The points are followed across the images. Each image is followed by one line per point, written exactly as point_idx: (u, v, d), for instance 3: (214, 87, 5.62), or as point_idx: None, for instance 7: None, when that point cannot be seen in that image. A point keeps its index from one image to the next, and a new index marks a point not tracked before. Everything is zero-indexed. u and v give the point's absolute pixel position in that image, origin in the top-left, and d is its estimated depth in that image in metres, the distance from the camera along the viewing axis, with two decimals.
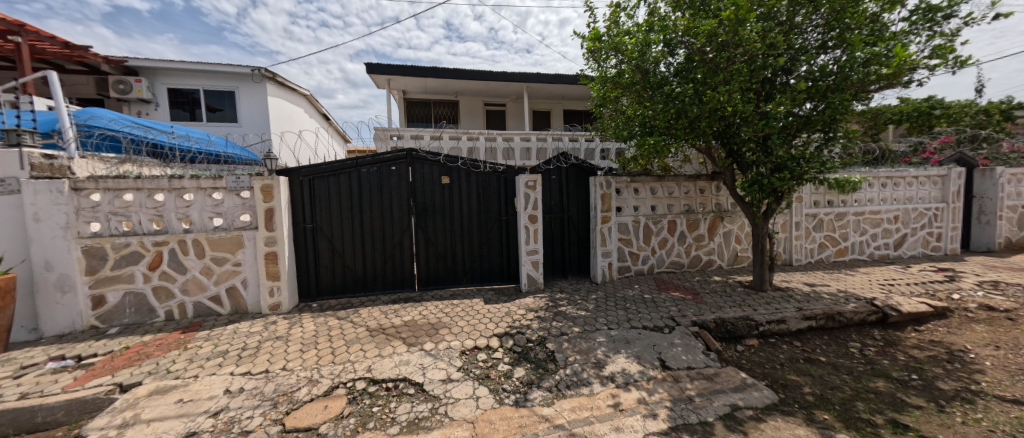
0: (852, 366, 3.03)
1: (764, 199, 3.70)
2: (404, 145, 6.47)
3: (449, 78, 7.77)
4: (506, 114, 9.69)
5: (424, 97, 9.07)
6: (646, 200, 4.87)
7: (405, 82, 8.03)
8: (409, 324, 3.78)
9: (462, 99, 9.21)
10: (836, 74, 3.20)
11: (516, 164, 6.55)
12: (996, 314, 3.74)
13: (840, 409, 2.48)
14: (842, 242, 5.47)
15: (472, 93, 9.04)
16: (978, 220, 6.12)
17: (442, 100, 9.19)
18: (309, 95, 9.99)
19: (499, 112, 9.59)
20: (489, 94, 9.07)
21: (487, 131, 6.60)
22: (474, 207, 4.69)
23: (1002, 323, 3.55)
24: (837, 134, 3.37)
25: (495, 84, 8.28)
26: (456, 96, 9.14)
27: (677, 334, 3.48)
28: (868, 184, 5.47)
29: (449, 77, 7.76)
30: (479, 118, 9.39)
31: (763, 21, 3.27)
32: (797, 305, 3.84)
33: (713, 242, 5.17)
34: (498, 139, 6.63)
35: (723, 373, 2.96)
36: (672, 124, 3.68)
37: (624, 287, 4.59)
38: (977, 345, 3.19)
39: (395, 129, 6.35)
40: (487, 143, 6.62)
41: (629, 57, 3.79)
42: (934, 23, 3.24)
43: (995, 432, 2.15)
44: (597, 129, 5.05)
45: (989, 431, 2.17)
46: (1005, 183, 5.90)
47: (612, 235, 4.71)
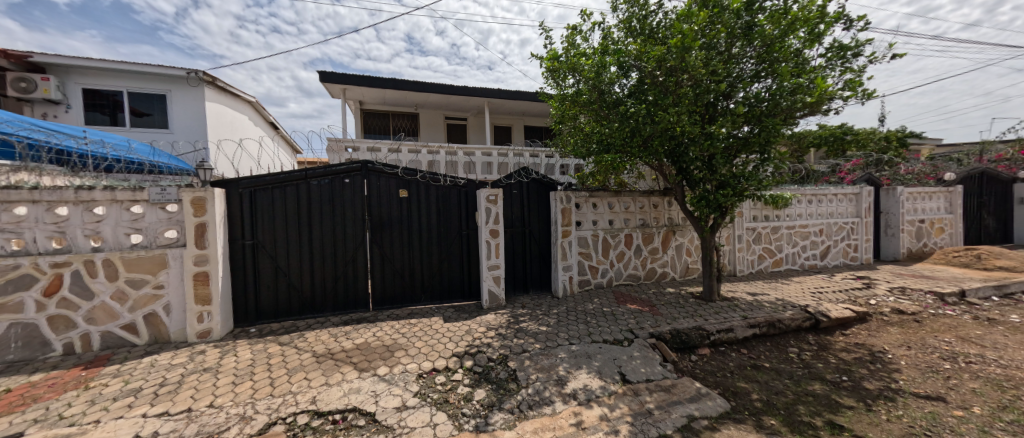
0: (792, 371, 3.25)
1: (710, 214, 3.91)
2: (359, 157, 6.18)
3: (408, 90, 7.66)
4: (467, 129, 9.74)
5: (383, 108, 8.87)
6: (604, 214, 4.99)
7: (361, 93, 7.80)
8: (362, 348, 3.51)
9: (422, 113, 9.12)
10: (768, 101, 3.48)
11: (477, 178, 6.47)
12: (905, 317, 4.21)
13: (785, 413, 2.70)
14: (778, 253, 5.96)
15: (432, 107, 8.98)
16: (886, 233, 6.95)
17: (401, 112, 9.02)
18: (256, 103, 9.38)
19: (460, 127, 9.62)
20: (450, 108, 9.08)
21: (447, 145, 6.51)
22: (433, 222, 4.55)
23: (910, 325, 4.00)
24: (771, 156, 3.66)
25: (456, 98, 8.30)
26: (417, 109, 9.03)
27: (635, 346, 3.56)
28: (797, 200, 6.04)
29: (408, 90, 7.65)
30: (439, 131, 9.34)
31: (706, 50, 3.54)
32: (743, 313, 4.05)
33: (666, 254, 5.41)
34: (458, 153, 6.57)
35: (680, 384, 3.07)
36: (627, 142, 3.85)
37: (584, 301, 4.58)
38: (893, 346, 3.55)
39: (350, 141, 6.08)
40: (447, 156, 6.51)
41: (586, 77, 3.91)
42: (845, 59, 3.66)
43: (913, 427, 2.45)
44: (557, 145, 5.10)
45: (909, 427, 2.46)
46: (904, 201, 6.80)
47: (572, 249, 4.73)
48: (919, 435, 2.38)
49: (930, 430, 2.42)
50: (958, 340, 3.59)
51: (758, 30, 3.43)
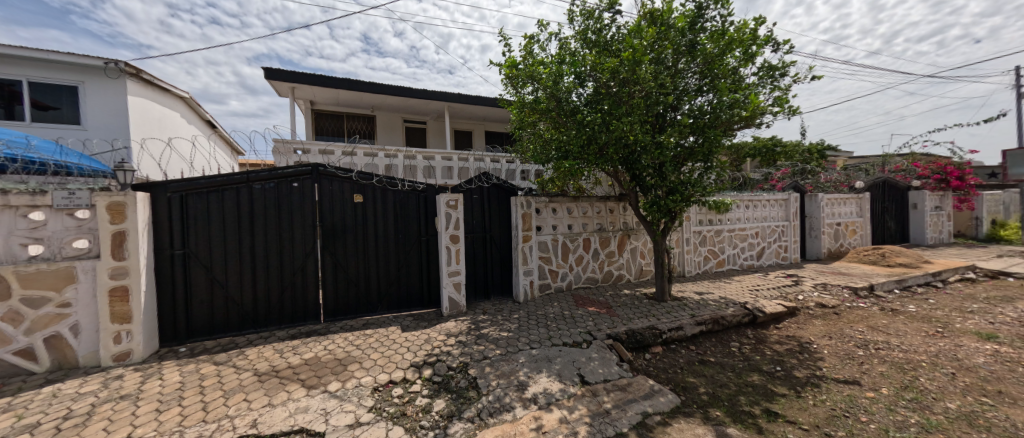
0: (734, 364, 3.49)
1: (662, 219, 4.12)
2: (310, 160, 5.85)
3: (363, 92, 7.40)
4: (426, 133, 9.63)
5: (338, 109, 8.51)
6: (563, 219, 5.09)
7: (312, 93, 7.43)
8: (311, 363, 3.28)
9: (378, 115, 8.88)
10: (710, 114, 3.73)
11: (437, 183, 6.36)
12: (827, 310, 4.69)
13: (729, 405, 2.90)
14: (721, 254, 6.42)
15: (390, 110, 8.75)
16: (810, 235, 7.73)
17: (357, 114, 8.70)
18: (190, 98, 8.64)
19: (418, 130, 9.49)
20: (408, 111, 8.93)
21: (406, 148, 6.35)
22: (390, 228, 4.40)
23: (831, 317, 4.46)
24: (713, 164, 3.94)
25: (415, 101, 8.16)
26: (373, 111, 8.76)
27: (593, 347, 3.64)
28: (736, 205, 6.56)
29: (363, 91, 7.39)
30: (397, 134, 9.15)
31: (655, 65, 3.75)
32: (691, 312, 4.29)
33: (622, 257, 5.63)
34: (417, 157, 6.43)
35: (635, 382, 3.18)
36: (584, 150, 3.97)
37: (545, 305, 4.62)
38: (817, 336, 3.94)
39: (300, 143, 5.75)
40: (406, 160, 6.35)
41: (544, 86, 4.00)
42: (774, 78, 4.02)
43: (835, 410, 2.75)
44: (517, 151, 5.14)
45: (832, 410, 2.76)
46: (824, 206, 7.62)
47: (533, 254, 4.78)
48: (840, 417, 2.67)
49: (848, 411, 2.73)
50: (867, 328, 4.07)
51: (700, 48, 3.71)
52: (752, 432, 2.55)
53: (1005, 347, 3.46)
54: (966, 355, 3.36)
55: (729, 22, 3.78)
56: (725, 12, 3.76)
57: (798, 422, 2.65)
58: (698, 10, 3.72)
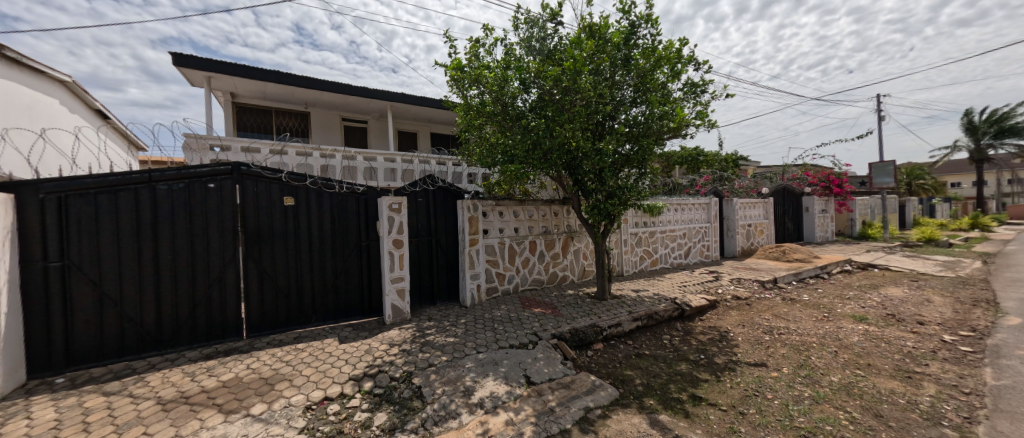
0: (666, 355, 3.78)
1: (602, 221, 4.33)
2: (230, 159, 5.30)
3: (295, 86, 6.85)
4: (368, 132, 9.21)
5: (265, 104, 7.84)
6: (510, 222, 5.15)
7: (233, 84, 6.73)
8: (231, 385, 2.93)
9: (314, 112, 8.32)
10: (643, 124, 4.01)
11: (380, 185, 6.06)
12: (741, 302, 5.28)
13: (661, 394, 3.14)
14: (654, 254, 6.93)
15: (326, 107, 8.25)
16: (727, 235, 8.68)
17: (288, 109, 8.08)
18: (72, 83, 7.39)
19: (359, 130, 9.05)
20: (347, 109, 8.48)
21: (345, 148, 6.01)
22: (326, 233, 4.12)
23: (744, 308, 5.04)
24: (646, 170, 4.25)
25: (354, 99, 7.76)
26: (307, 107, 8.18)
27: (539, 348, 3.72)
28: (666, 208, 7.13)
29: (295, 85, 6.84)
30: (335, 133, 8.64)
31: (594, 75, 3.96)
32: (628, 309, 4.56)
33: (566, 259, 5.84)
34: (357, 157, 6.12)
35: (578, 379, 3.30)
36: (529, 154, 4.06)
37: (491, 308, 4.63)
38: (733, 325, 4.42)
39: (218, 138, 5.20)
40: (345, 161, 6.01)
41: (489, 89, 4.04)
42: (696, 94, 4.39)
43: (748, 390, 3.14)
44: (463, 154, 5.10)
45: (745, 390, 3.13)
46: (738, 209, 8.63)
47: (480, 257, 4.77)
48: (752, 396, 3.05)
49: (757, 391, 3.12)
50: (772, 316, 4.65)
51: (634, 63, 4.00)
52: (680, 417, 2.80)
53: (871, 326, 4.17)
54: (845, 334, 3.99)
55: (658, 40, 4.10)
56: (654, 31, 4.06)
57: (718, 404, 2.97)
58: (631, 27, 3.99)
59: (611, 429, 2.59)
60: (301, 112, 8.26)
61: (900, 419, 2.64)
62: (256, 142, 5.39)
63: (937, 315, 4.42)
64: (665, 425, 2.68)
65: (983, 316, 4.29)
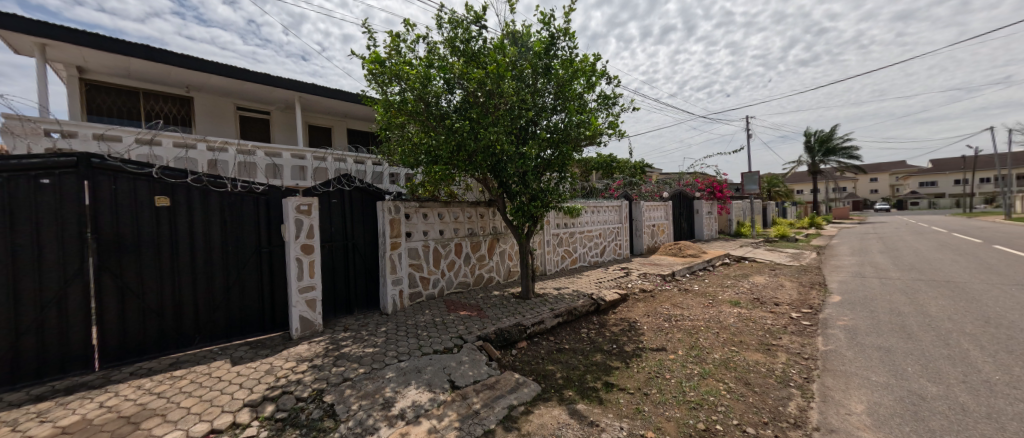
0: (583, 348, 4.05)
1: (526, 223, 4.49)
2: (77, 147, 4.34)
3: (170, 65, 5.78)
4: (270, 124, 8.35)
5: (128, 83, 6.61)
6: (434, 225, 5.04)
7: (77, 56, 5.48)
8: (72, 430, 2.30)
9: (197, 97, 7.25)
10: (562, 131, 4.25)
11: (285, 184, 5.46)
12: (646, 294, 5.95)
13: (579, 385, 3.35)
14: (573, 253, 7.43)
15: (214, 93, 7.29)
16: (637, 234, 9.71)
17: (161, 92, 6.92)
18: None
19: (258, 121, 8.13)
20: (242, 97, 7.56)
21: (241, 141, 5.33)
22: (217, 238, 3.62)
23: (648, 299, 5.68)
24: (566, 174, 4.52)
25: (251, 86, 6.90)
26: (188, 91, 7.10)
27: (464, 351, 3.69)
28: (585, 210, 7.71)
29: (171, 64, 5.78)
30: (226, 123, 7.63)
31: (517, 81, 4.08)
32: (550, 306, 4.81)
33: (492, 260, 5.95)
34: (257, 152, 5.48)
35: (502, 379, 3.35)
36: (454, 156, 4.03)
37: (415, 314, 4.49)
38: (639, 315, 4.94)
39: (58, 122, 4.22)
40: (241, 155, 5.34)
41: (412, 87, 3.92)
42: (609, 106, 4.75)
43: (652, 373, 3.51)
44: (384, 153, 4.86)
45: (649, 373, 3.50)
46: (643, 210, 9.76)
47: (402, 261, 4.59)
48: (655, 378, 3.42)
49: (659, 372, 3.51)
50: (670, 305, 5.29)
51: (554, 72, 4.22)
52: (595, 404, 3.02)
53: (743, 309, 5.01)
54: (723, 317, 4.73)
55: (575, 54, 4.37)
56: (572, 44, 4.30)
57: (626, 388, 3.27)
58: (551, 39, 4.21)
59: (533, 424, 2.67)
60: (183, 98, 7.14)
61: (762, 385, 3.23)
62: (116, 129, 4.50)
63: (787, 296, 5.51)
64: (581, 413, 2.86)
65: (816, 295, 5.47)
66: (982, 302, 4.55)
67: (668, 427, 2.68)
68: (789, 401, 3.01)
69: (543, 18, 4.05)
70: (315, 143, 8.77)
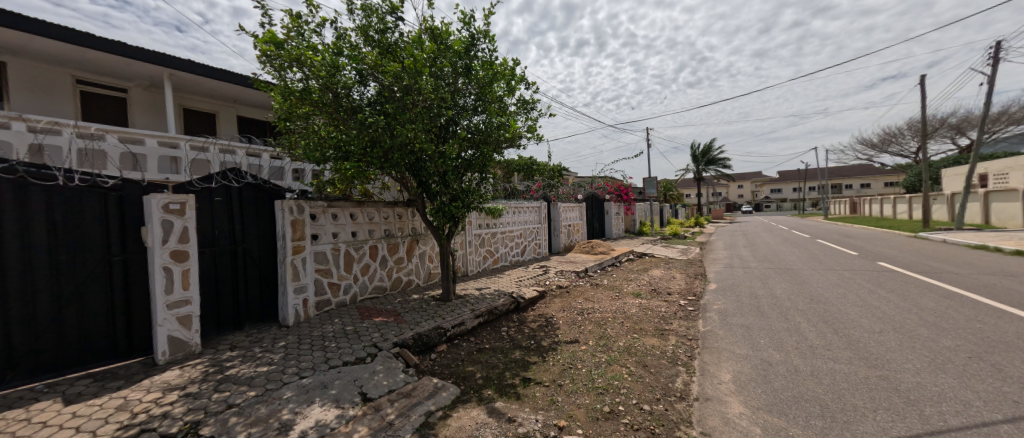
0: (503, 346, 4.14)
1: (446, 223, 4.47)
2: None
3: None
4: (128, 104, 6.96)
5: None
6: (346, 226, 4.69)
7: None
8: None
9: (12, 64, 5.69)
10: (482, 131, 4.29)
11: (147, 178, 4.62)
12: (561, 289, 6.35)
13: (498, 383, 3.39)
14: (495, 253, 7.58)
15: (39, 59, 5.79)
16: (556, 233, 10.30)
17: None
18: None
19: (109, 99, 6.71)
20: (85, 68, 6.16)
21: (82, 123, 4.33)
22: (42, 245, 2.85)
23: (562, 295, 6.07)
24: (487, 175, 4.59)
25: (97, 56, 5.60)
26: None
27: (378, 360, 3.47)
28: (506, 211, 7.91)
29: None
30: (59, 99, 6.16)
31: (436, 78, 3.99)
32: (471, 307, 4.83)
33: (411, 262, 5.80)
34: (108, 138, 4.51)
35: (419, 385, 3.23)
36: (368, 152, 3.81)
37: (322, 323, 4.12)
38: (555, 311, 5.23)
39: None
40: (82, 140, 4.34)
41: (317, 74, 3.68)
42: (528, 110, 4.95)
43: (568, 364, 3.72)
44: (283, 145, 4.38)
45: (565, 365, 3.71)
46: (560, 211, 10.42)
47: (307, 267, 4.16)
48: (569, 369, 3.64)
49: (572, 363, 3.75)
50: (583, 299, 5.72)
51: (474, 73, 4.26)
52: (512, 400, 3.09)
53: (643, 299, 5.63)
54: (625, 307, 5.26)
55: (495, 56, 4.46)
56: (491, 47, 4.40)
57: (543, 382, 3.42)
58: (470, 39, 4.24)
59: (451, 428, 2.61)
60: None
61: (656, 365, 3.65)
62: None
63: (677, 286, 6.37)
64: (499, 411, 2.89)
65: (698, 284, 6.43)
66: (807, 283, 5.86)
67: (578, 413, 2.86)
68: (677, 377, 3.45)
69: (463, 18, 4.08)
70: (193, 130, 7.52)
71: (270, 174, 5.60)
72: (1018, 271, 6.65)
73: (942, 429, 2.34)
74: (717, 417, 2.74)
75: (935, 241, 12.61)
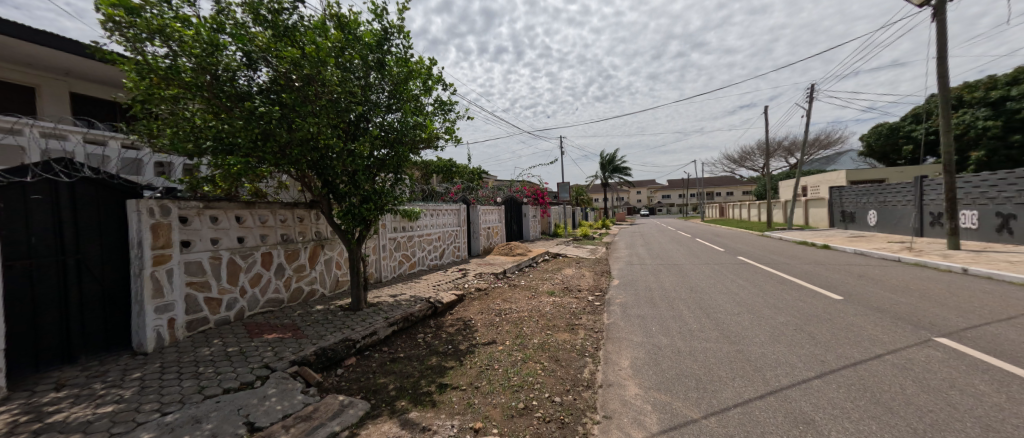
0: (418, 353, 4.00)
1: (356, 227, 4.19)
2: None
3: None
4: None
5: None
6: (230, 230, 4.13)
7: None
8: None
9: None
10: (396, 131, 4.13)
11: None
12: (480, 292, 6.43)
13: (413, 393, 3.25)
14: (412, 257, 7.34)
15: None
16: (476, 235, 10.36)
17: None
18: None
19: None
20: None
21: None
22: None
23: (481, 297, 6.16)
24: (403, 177, 4.44)
25: None
26: None
27: (269, 383, 3.02)
28: (424, 214, 7.69)
29: None
30: None
31: (341, 70, 3.68)
32: (384, 315, 4.60)
33: (314, 270, 5.41)
34: None
35: (322, 405, 2.91)
36: (259, 146, 3.34)
37: (196, 346, 3.48)
38: (473, 313, 5.27)
39: None
40: None
41: (188, 51, 3.12)
42: (446, 112, 4.89)
43: (486, 365, 3.76)
44: (142, 133, 3.61)
45: (483, 366, 3.74)
46: (479, 213, 10.55)
47: (174, 280, 3.47)
48: (486, 370, 3.67)
49: (490, 363, 3.79)
50: (501, 300, 5.86)
51: (388, 69, 4.06)
52: (427, 408, 2.99)
53: (556, 297, 5.99)
54: (538, 306, 5.54)
55: (410, 54, 4.32)
56: (406, 44, 4.25)
57: (459, 385, 3.39)
58: (383, 33, 4.05)
59: None
60: None
61: (567, 359, 3.91)
62: None
63: (586, 283, 6.94)
64: (413, 421, 2.76)
65: (604, 281, 7.10)
66: (688, 276, 6.89)
67: (494, 413, 2.88)
68: (585, 367, 3.73)
69: (374, 9, 3.86)
70: None
71: (119, 167, 4.54)
72: (824, 260, 8.85)
73: (777, 388, 2.94)
74: (616, 400, 3.02)
75: (778, 238, 16.05)
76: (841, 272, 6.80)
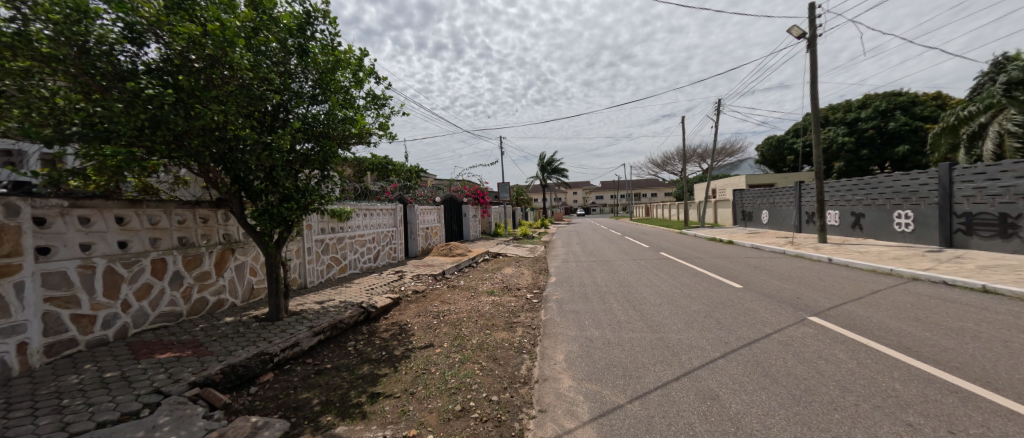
0: (348, 363, 3.75)
1: (275, 228, 3.80)
2: None
3: None
4: None
5: None
6: (108, 233, 3.51)
7: None
8: None
9: None
10: (322, 124, 3.82)
11: None
12: (418, 295, 6.24)
13: (340, 405, 3.04)
14: (342, 260, 6.88)
15: None
16: (414, 235, 10.02)
17: None
18: None
19: None
20: None
21: None
22: None
23: (418, 299, 5.99)
24: (331, 174, 4.13)
25: None
26: None
27: (160, 410, 2.54)
28: (356, 214, 7.23)
29: None
30: None
31: (253, 53, 3.29)
32: (309, 324, 4.26)
33: (222, 278, 4.88)
34: None
35: (231, 429, 2.56)
36: (147, 135, 2.86)
37: (59, 374, 2.85)
38: (409, 317, 5.10)
39: None
40: None
41: (41, 15, 2.55)
42: (379, 106, 4.63)
43: (424, 370, 3.65)
44: None
45: (420, 371, 3.63)
46: (417, 213, 10.23)
47: (28, 295, 2.82)
48: (423, 374, 3.58)
49: (428, 367, 3.70)
50: (440, 302, 5.76)
51: (311, 56, 3.74)
52: (356, 420, 2.81)
53: (495, 297, 6.05)
54: (477, 306, 5.54)
55: (337, 42, 4.03)
56: (332, 30, 3.96)
57: (393, 393, 3.24)
58: (304, 17, 3.73)
59: None
60: None
61: (505, 357, 3.96)
62: None
63: (524, 282, 7.11)
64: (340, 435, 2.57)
65: (542, 279, 7.34)
66: (618, 272, 7.42)
67: (429, 418, 2.80)
68: (522, 364, 3.82)
69: None
70: None
71: None
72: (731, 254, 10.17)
73: (690, 369, 3.29)
74: (552, 393, 3.13)
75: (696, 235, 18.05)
76: (741, 264, 7.88)
